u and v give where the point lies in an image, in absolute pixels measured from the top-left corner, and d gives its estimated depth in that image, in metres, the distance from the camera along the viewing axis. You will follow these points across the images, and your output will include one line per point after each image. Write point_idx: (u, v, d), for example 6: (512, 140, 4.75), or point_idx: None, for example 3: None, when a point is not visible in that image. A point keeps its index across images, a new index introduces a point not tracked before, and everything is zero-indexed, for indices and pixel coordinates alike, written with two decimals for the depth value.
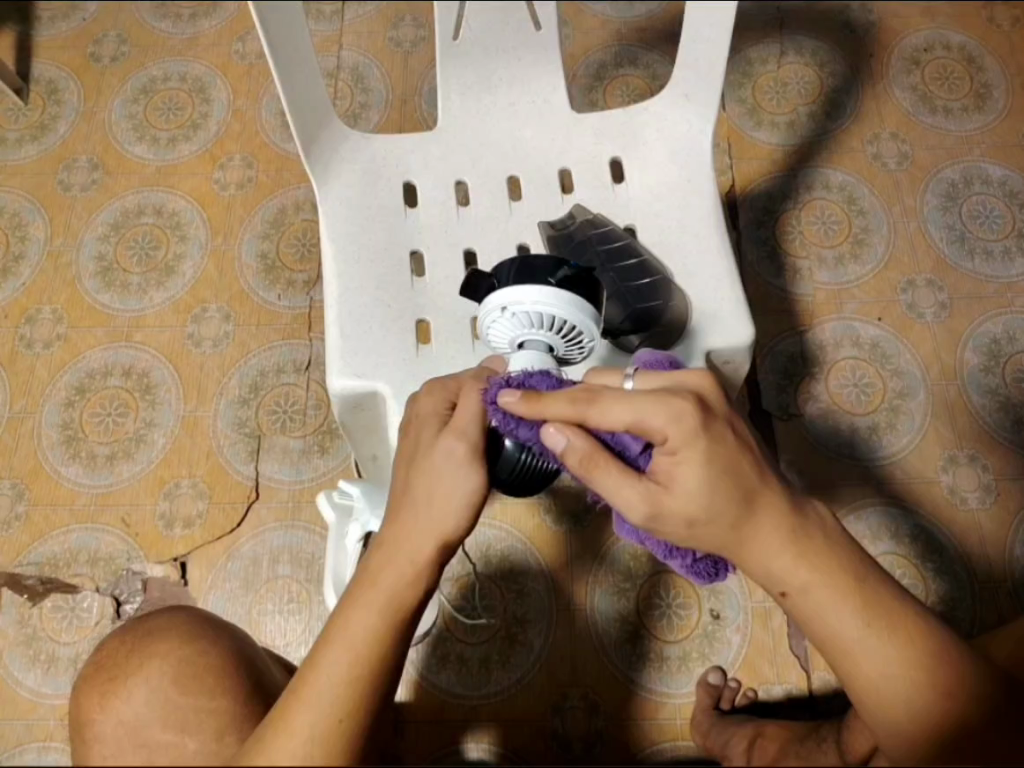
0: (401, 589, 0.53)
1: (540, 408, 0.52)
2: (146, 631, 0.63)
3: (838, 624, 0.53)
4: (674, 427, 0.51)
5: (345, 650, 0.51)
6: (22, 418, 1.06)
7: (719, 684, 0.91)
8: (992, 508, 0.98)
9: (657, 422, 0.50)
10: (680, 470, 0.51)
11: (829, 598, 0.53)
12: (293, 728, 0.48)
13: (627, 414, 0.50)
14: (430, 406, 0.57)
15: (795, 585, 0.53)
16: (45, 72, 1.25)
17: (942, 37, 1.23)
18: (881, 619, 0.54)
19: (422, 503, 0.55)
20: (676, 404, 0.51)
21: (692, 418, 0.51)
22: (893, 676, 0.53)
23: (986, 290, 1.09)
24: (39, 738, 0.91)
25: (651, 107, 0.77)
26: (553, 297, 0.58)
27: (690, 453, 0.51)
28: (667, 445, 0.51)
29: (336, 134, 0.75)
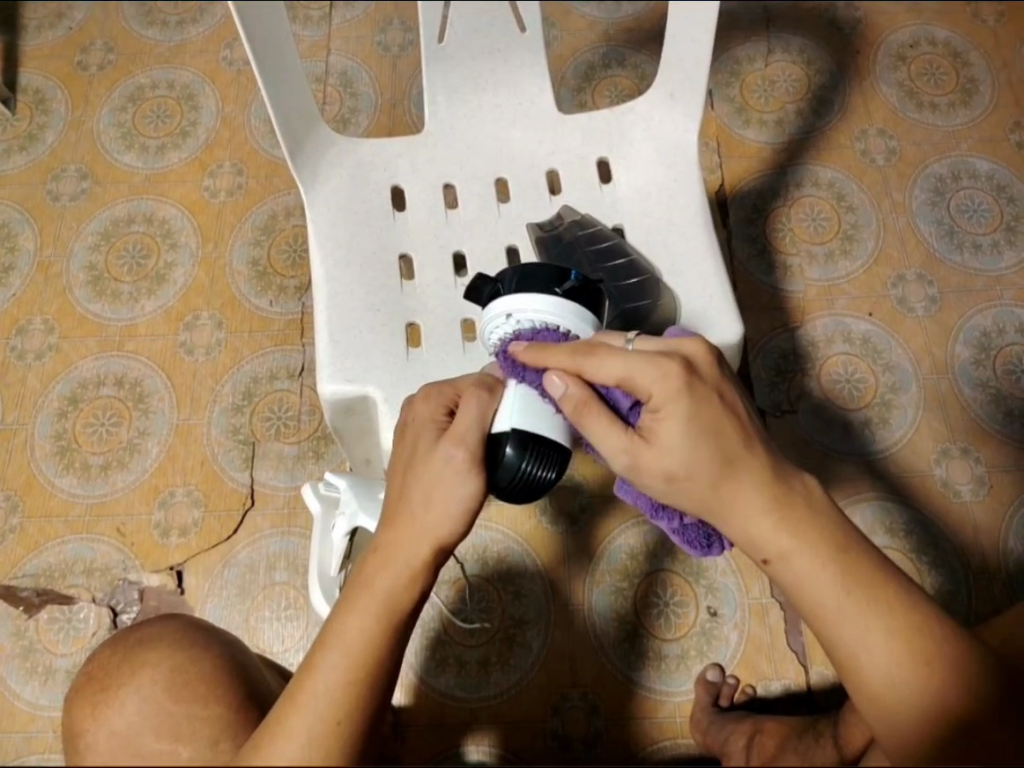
0: (397, 591, 0.53)
1: (546, 355, 0.56)
2: (137, 642, 0.63)
3: (819, 591, 0.53)
4: (659, 384, 0.53)
5: (339, 653, 0.51)
6: (14, 430, 1.05)
7: (717, 681, 0.92)
8: (985, 500, 0.99)
9: (644, 379, 0.53)
10: (662, 425, 0.53)
11: (808, 561, 0.53)
12: (291, 732, 0.48)
13: (619, 367, 0.53)
14: (427, 411, 0.58)
15: (774, 550, 0.54)
16: (31, 81, 1.24)
17: (927, 32, 1.24)
18: (865, 588, 0.53)
19: (415, 504, 0.55)
20: (665, 365, 0.53)
21: (679, 377, 0.53)
22: (875, 648, 0.52)
23: (976, 283, 1.09)
24: (37, 751, 0.91)
25: (638, 107, 0.78)
26: (559, 308, 0.59)
27: (675, 408, 0.53)
28: (652, 404, 0.54)
29: (324, 140, 0.75)
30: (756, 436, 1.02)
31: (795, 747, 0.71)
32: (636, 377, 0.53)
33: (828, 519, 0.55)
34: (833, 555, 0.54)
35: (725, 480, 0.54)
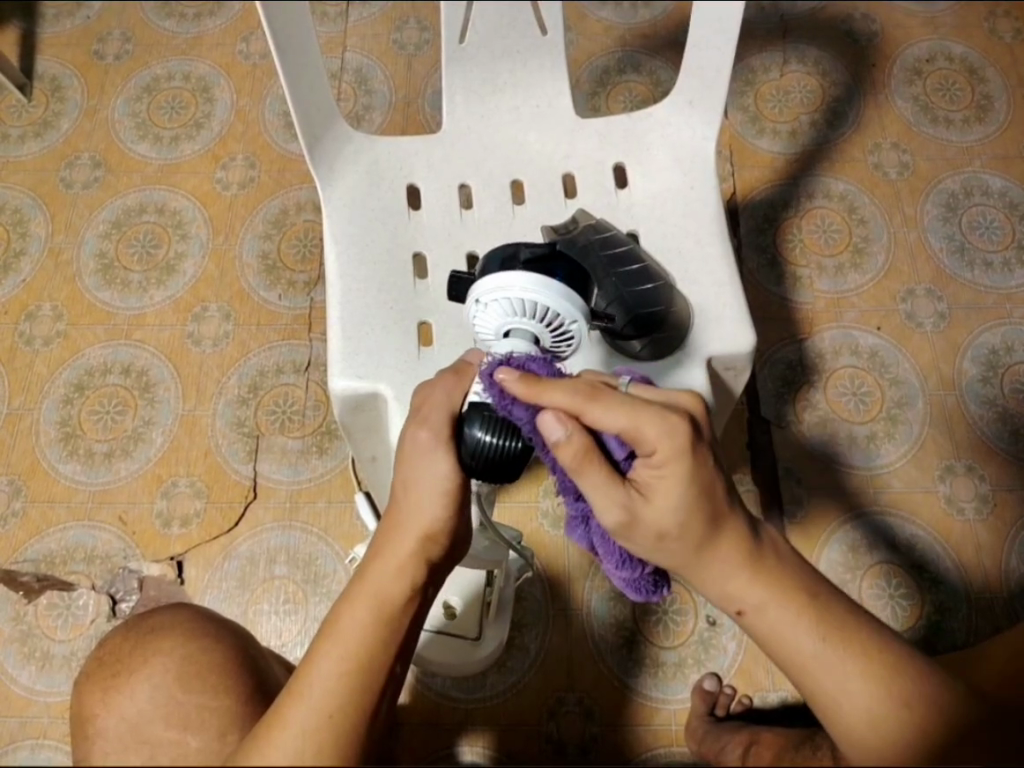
0: (386, 585, 0.53)
1: (544, 392, 0.52)
2: (149, 628, 0.63)
3: (796, 641, 0.54)
4: (665, 440, 0.51)
5: (335, 648, 0.51)
6: (20, 415, 1.06)
7: (714, 690, 0.91)
8: (988, 518, 0.99)
9: (649, 433, 0.51)
10: (660, 486, 0.52)
11: (785, 614, 0.54)
12: (286, 723, 0.48)
13: (625, 417, 0.51)
14: (411, 402, 0.58)
15: (748, 603, 0.55)
16: (48, 69, 1.24)
17: (944, 48, 1.24)
18: (841, 636, 0.54)
19: (402, 493, 0.56)
20: (671, 419, 0.51)
21: (684, 437, 0.51)
22: (854, 691, 0.53)
23: (985, 300, 1.09)
24: (33, 736, 0.91)
25: (655, 114, 0.78)
26: (526, 280, 0.57)
27: (675, 468, 0.52)
28: (654, 457, 0.52)
29: (341, 136, 0.75)
30: (761, 446, 1.02)
31: (791, 757, 0.71)
32: (641, 432, 0.51)
33: (798, 580, 0.56)
34: (806, 607, 0.55)
35: (710, 530, 0.54)
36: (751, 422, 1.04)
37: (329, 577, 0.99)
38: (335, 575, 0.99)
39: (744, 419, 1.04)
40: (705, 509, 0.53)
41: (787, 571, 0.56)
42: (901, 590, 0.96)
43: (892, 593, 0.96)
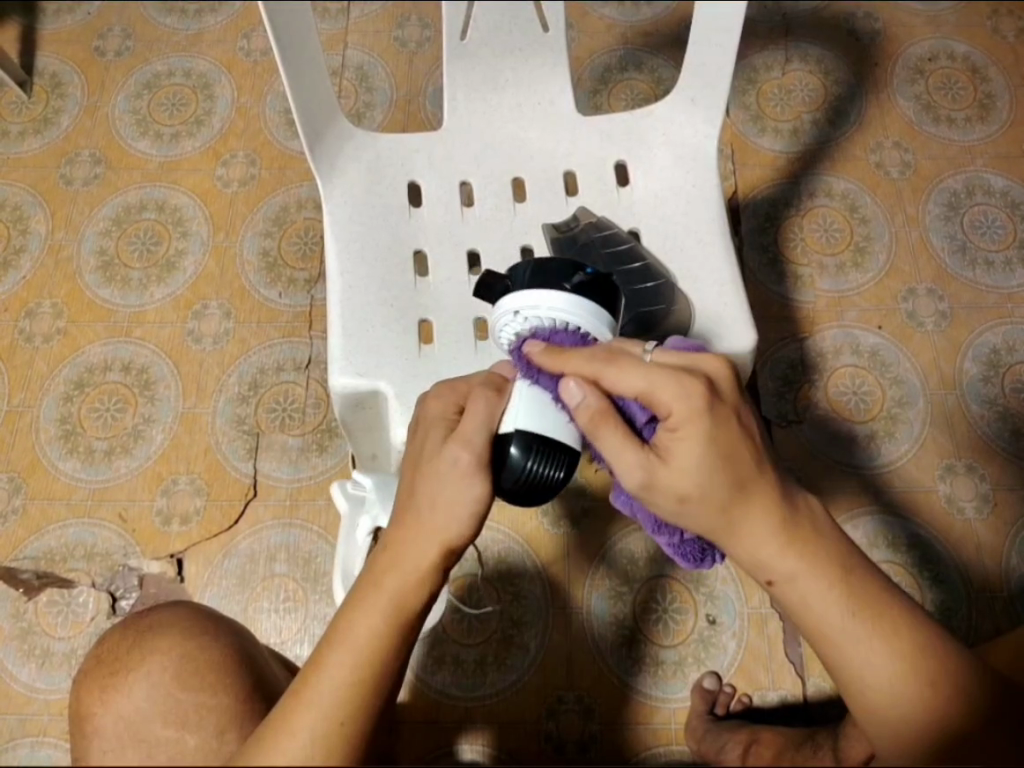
0: (405, 591, 0.53)
1: (565, 359, 0.54)
2: (147, 627, 0.63)
3: (824, 614, 0.54)
4: (681, 403, 0.51)
5: (347, 654, 0.51)
6: (20, 412, 1.06)
7: (714, 689, 0.92)
8: (988, 518, 0.99)
9: (664, 396, 0.51)
10: (679, 446, 0.51)
11: (815, 585, 0.53)
12: (295, 729, 0.48)
13: (640, 380, 0.51)
14: (437, 410, 0.57)
15: (781, 572, 0.54)
16: (48, 65, 1.24)
17: (946, 46, 1.23)
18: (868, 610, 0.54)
19: (428, 505, 0.55)
20: (688, 381, 0.51)
21: (701, 396, 0.51)
22: (879, 669, 0.53)
23: (987, 300, 1.09)
24: (32, 733, 0.91)
25: (656, 111, 0.78)
26: (566, 302, 0.58)
27: (691, 431, 0.51)
28: (670, 421, 0.51)
29: (342, 133, 0.75)
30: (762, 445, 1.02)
31: (790, 756, 0.71)
32: (653, 396, 0.51)
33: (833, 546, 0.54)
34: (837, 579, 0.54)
35: (737, 501, 0.52)
36: None
37: (329, 575, 0.99)
38: (334, 573, 0.99)
39: None
40: (730, 479, 0.52)
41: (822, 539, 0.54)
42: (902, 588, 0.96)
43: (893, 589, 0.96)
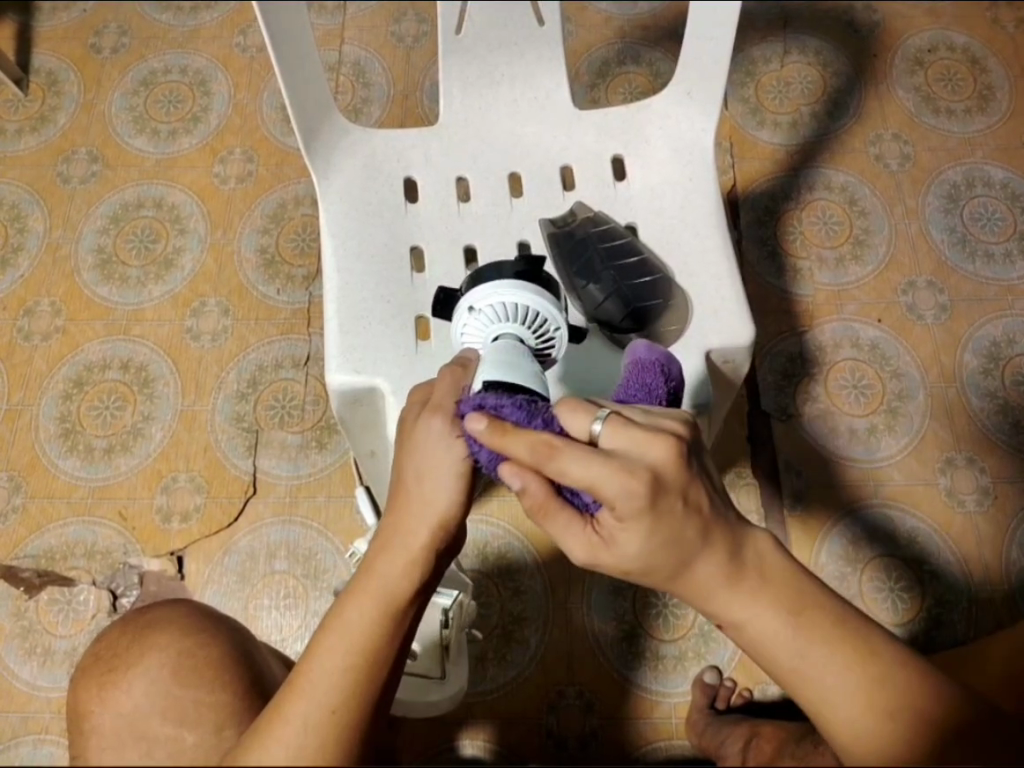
0: (396, 578, 0.52)
1: (503, 440, 0.49)
2: (145, 625, 0.63)
3: (773, 636, 0.53)
4: (626, 501, 0.48)
5: (339, 639, 0.50)
6: (20, 411, 1.06)
7: (714, 683, 0.91)
8: (988, 511, 0.98)
9: (608, 493, 0.48)
10: (621, 537, 0.50)
11: (765, 623, 0.53)
12: (286, 717, 0.48)
13: (585, 476, 0.48)
14: (416, 398, 0.57)
15: (728, 603, 0.53)
16: (45, 63, 1.24)
17: (945, 38, 1.23)
18: (826, 640, 0.52)
19: (415, 479, 0.54)
20: (627, 481, 0.48)
21: (641, 499, 0.48)
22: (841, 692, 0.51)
23: (987, 293, 1.09)
24: (34, 731, 0.92)
25: (653, 105, 0.77)
26: (512, 287, 0.62)
27: (635, 526, 0.49)
28: (616, 513, 0.49)
29: (337, 129, 0.74)
30: (761, 439, 1.02)
31: (791, 751, 0.72)
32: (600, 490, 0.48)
33: (784, 577, 0.54)
34: (786, 613, 0.53)
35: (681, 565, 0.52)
36: (752, 415, 1.03)
37: (329, 572, 0.99)
38: (335, 569, 0.99)
39: (743, 412, 1.03)
40: (666, 560, 0.51)
41: (775, 580, 0.53)
42: (901, 583, 0.96)
43: (891, 587, 0.96)
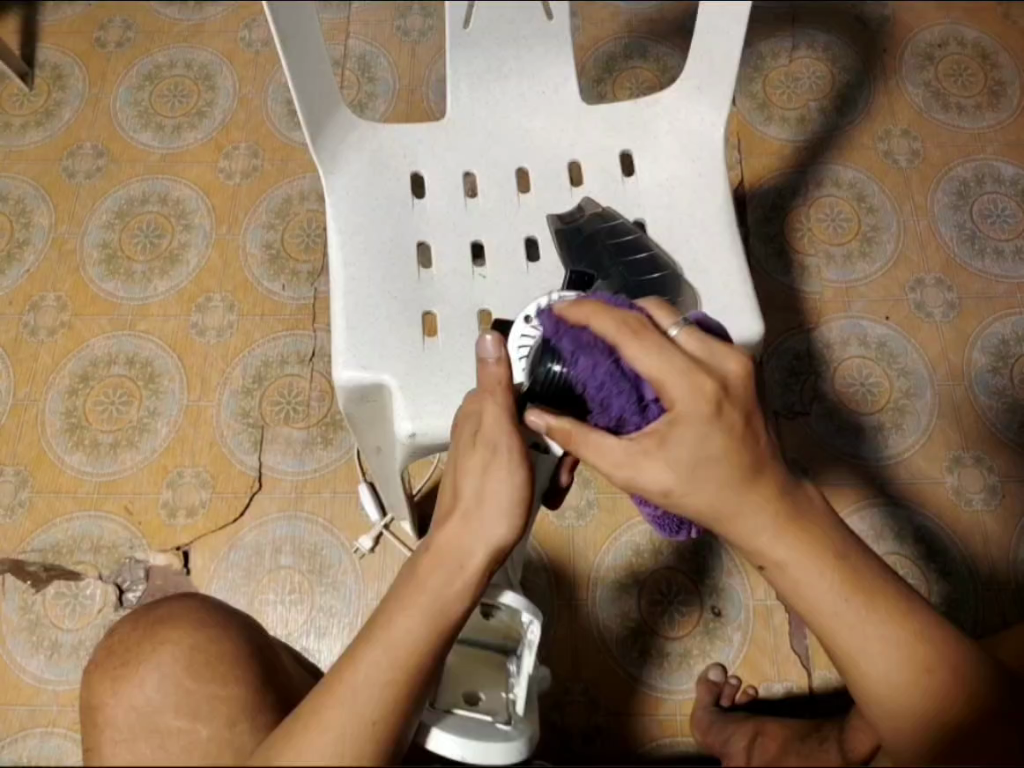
0: (446, 595, 0.52)
1: (589, 313, 0.53)
2: (157, 619, 0.63)
3: (818, 599, 0.54)
4: (687, 398, 0.50)
5: (384, 652, 0.49)
6: (26, 406, 1.06)
7: (719, 680, 0.91)
8: (996, 510, 0.98)
9: (672, 386, 0.50)
10: (675, 438, 0.51)
11: (811, 573, 0.53)
12: (322, 726, 0.47)
13: (652, 366, 0.51)
14: (464, 412, 0.57)
15: (772, 559, 0.54)
16: (50, 57, 1.24)
17: (956, 32, 1.22)
18: (868, 595, 0.54)
19: (474, 500, 0.54)
20: (696, 377, 0.51)
21: (706, 399, 0.50)
22: (876, 655, 0.53)
23: (996, 290, 1.08)
24: (42, 724, 0.92)
25: (662, 101, 0.77)
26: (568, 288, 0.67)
27: (695, 425, 0.51)
28: (673, 411, 0.51)
29: (345, 124, 0.74)
30: None
31: (797, 748, 0.74)
32: (665, 384, 0.51)
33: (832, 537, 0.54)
34: (830, 564, 0.53)
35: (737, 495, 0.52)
36: None
37: (334, 568, 0.99)
38: (340, 565, 0.99)
39: None
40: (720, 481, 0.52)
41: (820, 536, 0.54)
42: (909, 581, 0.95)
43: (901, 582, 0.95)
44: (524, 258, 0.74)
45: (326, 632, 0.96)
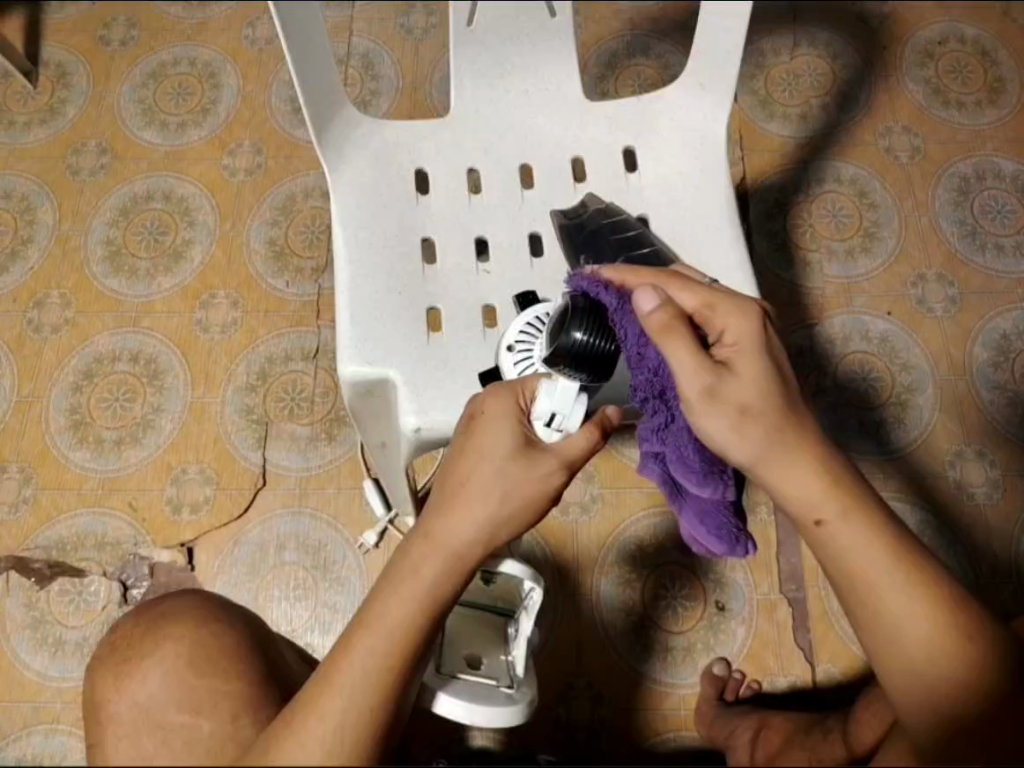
0: (442, 578, 0.52)
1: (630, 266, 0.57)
2: (160, 615, 0.63)
3: (864, 557, 0.52)
4: (735, 324, 0.53)
5: (376, 638, 0.49)
6: (30, 403, 1.06)
7: (723, 675, 0.93)
8: (998, 503, 0.99)
9: (721, 310, 0.54)
10: (731, 365, 0.53)
11: (856, 534, 0.52)
12: (321, 711, 0.46)
13: (698, 299, 0.55)
14: (467, 412, 0.58)
15: (824, 511, 0.53)
16: (54, 55, 1.24)
17: (956, 30, 1.22)
18: (908, 564, 0.52)
19: (461, 484, 0.54)
20: (742, 305, 0.54)
21: (750, 324, 0.53)
22: (917, 621, 0.51)
23: (997, 285, 1.08)
24: (45, 721, 0.92)
25: (665, 96, 0.77)
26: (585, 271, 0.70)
27: (745, 349, 0.53)
28: (727, 337, 0.53)
29: (349, 120, 0.74)
30: None
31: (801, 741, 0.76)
32: (711, 316, 0.54)
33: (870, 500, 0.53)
34: (874, 529, 0.53)
35: (788, 426, 0.53)
36: None
37: (339, 563, 0.99)
38: (345, 561, 0.99)
39: None
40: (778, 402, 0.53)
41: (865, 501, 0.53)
42: None
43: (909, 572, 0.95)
44: (527, 253, 0.74)
45: (331, 628, 0.96)
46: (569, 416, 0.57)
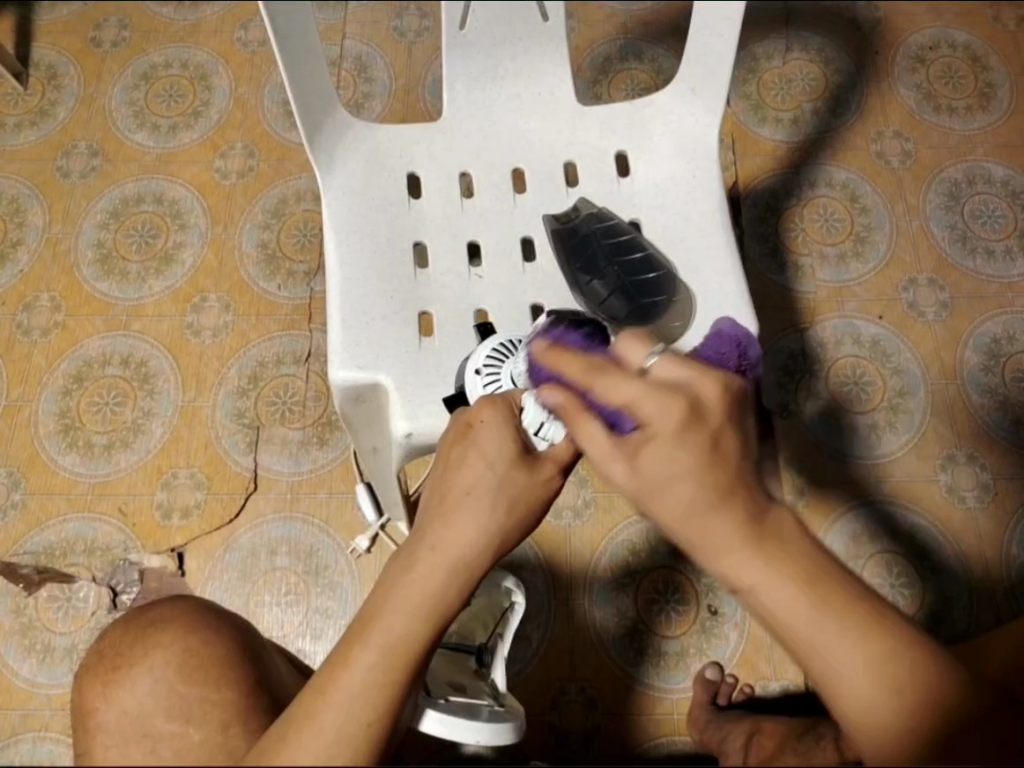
0: (445, 594, 0.50)
1: (555, 358, 0.50)
2: (149, 623, 0.63)
3: (796, 621, 0.44)
4: (659, 418, 0.46)
5: (376, 652, 0.48)
6: (19, 406, 1.05)
7: (716, 679, 0.92)
8: (990, 507, 0.99)
9: (642, 408, 0.46)
10: (646, 456, 0.45)
11: (784, 596, 0.44)
12: (319, 728, 0.46)
13: (622, 393, 0.47)
14: (457, 420, 0.57)
15: (744, 585, 0.44)
16: (44, 57, 1.23)
17: (947, 35, 1.23)
18: (844, 617, 0.44)
19: (459, 491, 0.53)
20: (666, 398, 0.46)
21: (680, 413, 0.45)
22: (859, 678, 0.44)
23: (988, 290, 1.09)
24: (34, 728, 0.91)
25: (657, 101, 0.77)
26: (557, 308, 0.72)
27: (667, 443, 0.45)
28: (646, 431, 0.46)
29: (341, 125, 0.74)
30: None
31: (794, 747, 0.73)
32: (637, 407, 0.46)
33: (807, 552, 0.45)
34: (805, 584, 0.44)
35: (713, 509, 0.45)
36: None
37: (331, 569, 0.99)
38: (336, 566, 0.99)
39: None
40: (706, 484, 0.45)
41: (804, 555, 0.45)
42: (902, 579, 0.96)
43: (893, 581, 0.96)
44: (520, 258, 0.74)
45: (322, 634, 0.96)
46: (556, 425, 0.56)
